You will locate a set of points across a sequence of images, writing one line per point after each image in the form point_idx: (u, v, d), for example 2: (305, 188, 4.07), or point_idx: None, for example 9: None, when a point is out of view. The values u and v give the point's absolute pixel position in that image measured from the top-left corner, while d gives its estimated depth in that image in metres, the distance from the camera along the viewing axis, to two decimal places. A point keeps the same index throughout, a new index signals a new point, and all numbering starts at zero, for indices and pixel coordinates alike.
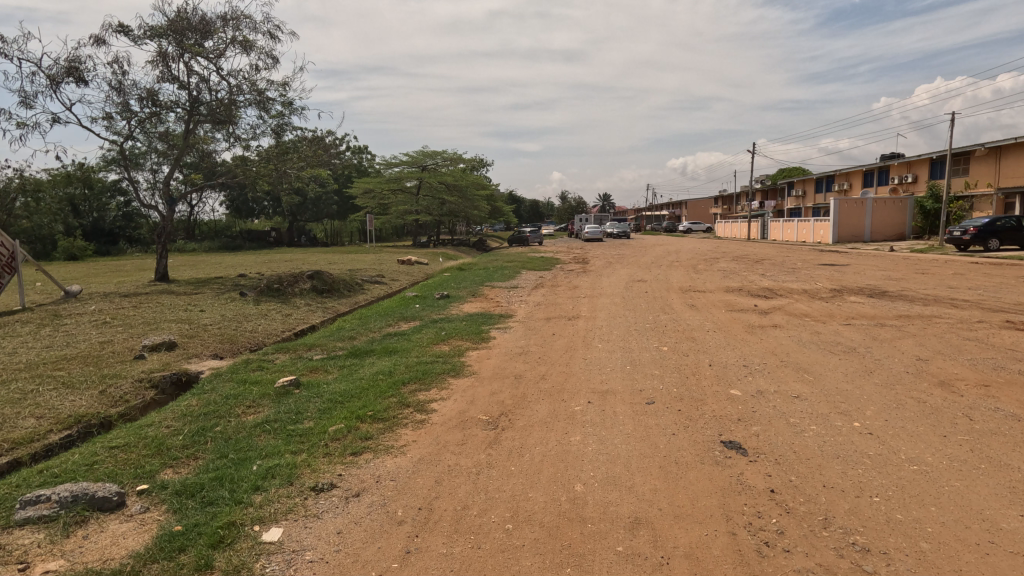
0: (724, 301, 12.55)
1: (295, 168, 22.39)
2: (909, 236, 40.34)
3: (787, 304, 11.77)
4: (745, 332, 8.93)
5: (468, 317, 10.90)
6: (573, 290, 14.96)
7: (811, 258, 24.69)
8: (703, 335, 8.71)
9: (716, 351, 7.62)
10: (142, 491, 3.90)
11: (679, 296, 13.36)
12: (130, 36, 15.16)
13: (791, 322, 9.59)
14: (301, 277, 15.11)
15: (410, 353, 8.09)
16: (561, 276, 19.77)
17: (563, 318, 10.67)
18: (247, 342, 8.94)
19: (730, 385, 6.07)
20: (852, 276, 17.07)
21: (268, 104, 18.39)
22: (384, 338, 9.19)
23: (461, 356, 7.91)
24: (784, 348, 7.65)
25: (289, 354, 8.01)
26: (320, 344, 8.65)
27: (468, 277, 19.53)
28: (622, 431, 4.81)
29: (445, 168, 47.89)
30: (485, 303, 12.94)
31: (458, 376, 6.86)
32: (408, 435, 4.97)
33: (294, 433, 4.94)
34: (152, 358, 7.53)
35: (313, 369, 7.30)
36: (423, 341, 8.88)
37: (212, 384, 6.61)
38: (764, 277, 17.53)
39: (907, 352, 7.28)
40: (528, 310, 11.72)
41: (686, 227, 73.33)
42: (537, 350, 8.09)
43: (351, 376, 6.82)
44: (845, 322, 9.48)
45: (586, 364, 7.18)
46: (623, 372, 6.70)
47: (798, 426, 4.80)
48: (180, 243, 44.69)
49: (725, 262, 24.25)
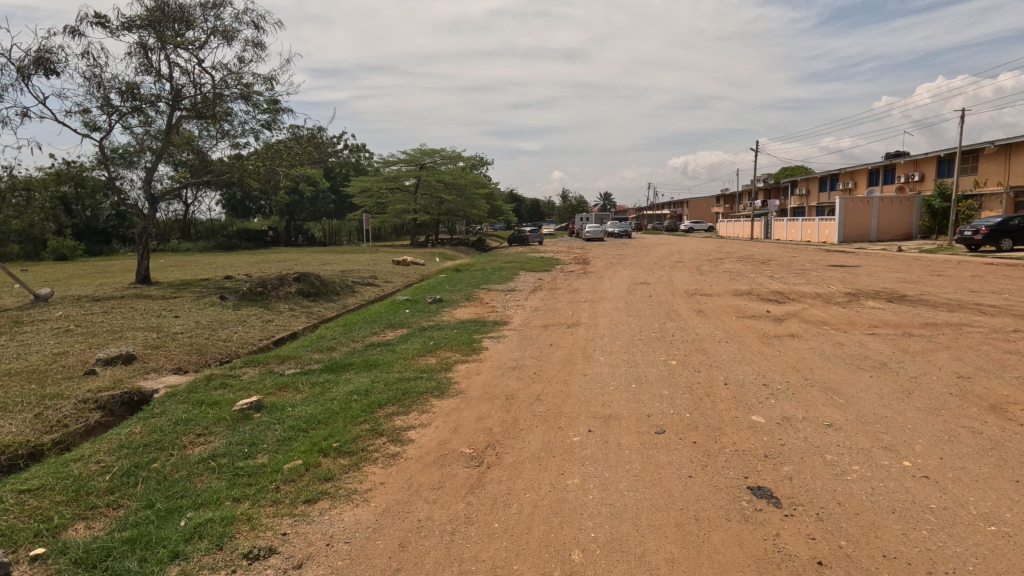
0: (733, 306, 11.79)
1: (285, 165, 21.51)
2: (917, 236, 39.50)
3: (801, 310, 10.99)
4: (760, 342, 8.18)
5: (460, 324, 10.15)
6: (573, 294, 14.19)
7: (819, 260, 23.93)
8: (714, 346, 7.97)
9: (730, 366, 6.87)
10: (35, 557, 3.15)
11: (685, 301, 12.59)
12: (108, 27, 14.41)
13: (809, 331, 8.82)
14: (287, 280, 14.36)
15: (392, 367, 7.35)
16: (561, 278, 19.00)
17: (562, 326, 9.90)
18: (216, 354, 8.19)
19: (751, 409, 5.32)
20: (865, 278, 16.31)
21: (255, 98, 17.64)
22: (366, 349, 8.43)
23: (448, 371, 7.15)
24: (807, 362, 6.89)
25: (258, 369, 7.26)
26: (294, 356, 7.89)
27: (464, 279, 18.79)
28: (628, 471, 4.07)
29: (444, 166, 47.12)
30: (479, 308, 12.18)
31: (442, 397, 6.10)
32: (375, 475, 4.22)
33: (242, 473, 4.19)
34: (103, 375, 6.77)
35: (282, 387, 6.56)
36: (408, 352, 8.17)
37: (163, 406, 5.84)
38: (773, 279, 16.75)
39: (945, 368, 6.50)
40: (525, 316, 10.98)
41: (687, 226, 72.51)
42: (531, 364, 7.32)
43: (322, 398, 6.08)
44: (868, 331, 8.70)
45: (586, 381, 6.44)
46: (628, 392, 5.96)
47: (837, 467, 4.04)
48: (175, 242, 43.96)
49: (730, 262, 23.45)
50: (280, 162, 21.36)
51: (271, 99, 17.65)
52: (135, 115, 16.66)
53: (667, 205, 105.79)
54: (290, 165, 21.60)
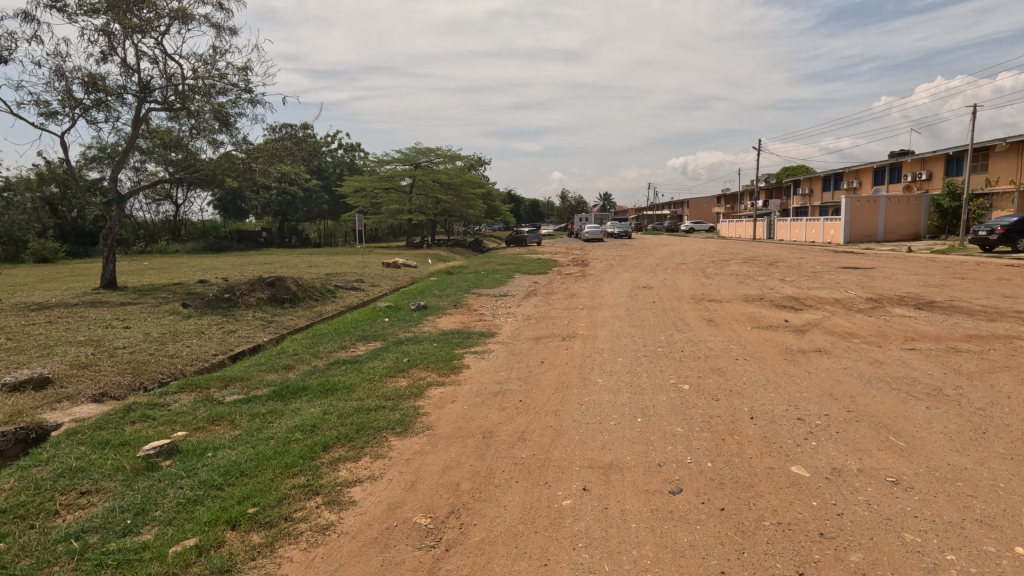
0: (746, 314, 10.67)
1: (263, 163, 20.04)
2: (925, 236, 38.44)
3: (822, 319, 9.86)
4: (783, 358, 7.09)
5: (441, 336, 9.00)
6: (570, 300, 13.06)
7: (828, 261, 22.89)
8: (731, 365, 6.84)
9: (753, 391, 5.76)
10: None
11: (693, 308, 11.44)
12: (65, 11, 13.39)
13: (838, 346, 7.69)
14: (259, 284, 13.29)
15: (352, 393, 6.22)
16: (558, 282, 17.88)
17: (556, 338, 8.77)
18: (155, 375, 7.08)
19: (788, 457, 4.18)
20: (883, 281, 15.24)
21: (229, 91, 16.50)
22: (329, 368, 7.30)
23: (417, 398, 6.01)
24: (845, 387, 5.76)
25: (195, 395, 6.12)
26: (242, 378, 6.75)
27: (456, 282, 17.72)
28: (636, 565, 2.95)
29: (439, 165, 45.89)
30: (465, 316, 11.06)
31: (405, 435, 4.96)
32: (291, 565, 3.09)
33: (108, 564, 3.06)
34: (3, 405, 5.64)
35: (214, 421, 5.42)
36: (376, 372, 7.08)
37: (55, 447, 4.68)
38: (785, 283, 15.62)
39: (1015, 396, 5.38)
40: (515, 326, 9.88)
41: (688, 226, 71.45)
42: (517, 390, 6.17)
43: (256, 436, 4.94)
44: (906, 345, 7.60)
45: (582, 413, 5.34)
46: (633, 430, 4.83)
47: (925, 558, 2.92)
48: (164, 244, 42.87)
49: (736, 264, 22.25)
50: (257, 158, 19.95)
51: (246, 91, 16.51)
52: (100, 108, 15.55)
53: (667, 205, 104.89)
54: (269, 162, 20.15)
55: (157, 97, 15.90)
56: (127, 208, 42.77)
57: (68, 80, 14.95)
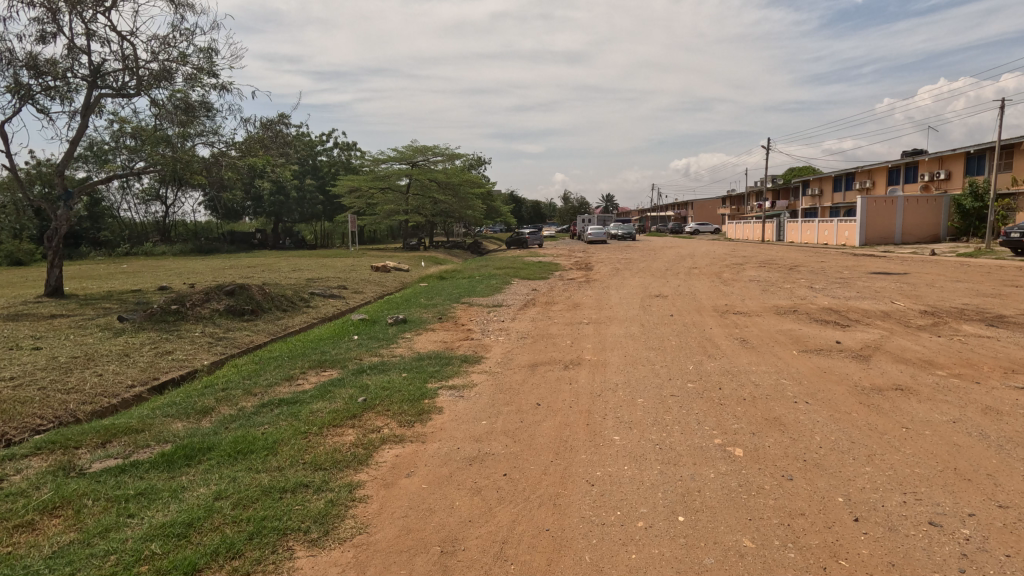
0: (786, 332, 8.87)
1: (232, 158, 17.67)
2: (945, 238, 36.65)
3: (880, 340, 8.07)
4: (857, 401, 5.31)
5: (415, 363, 7.26)
6: (573, 311, 11.32)
7: (853, 265, 21.10)
8: (791, 413, 5.06)
9: (839, 463, 3.99)
10: None
11: (720, 323, 9.66)
12: None
13: (923, 382, 5.87)
14: (217, 293, 11.68)
15: (272, 456, 4.44)
16: (560, 288, 16.15)
17: (556, 366, 7.01)
18: (30, 421, 5.38)
19: None
20: (929, 290, 13.47)
21: (193, 77, 14.73)
22: (258, 413, 5.54)
23: (359, 470, 4.23)
24: (972, 458, 3.98)
25: (53, 460, 4.38)
26: (134, 430, 5.01)
27: (447, 289, 16.03)
28: None
29: (438, 165, 44.14)
30: (450, 333, 9.31)
31: (320, 550, 3.20)
32: None
33: None
34: None
35: (52, 511, 3.67)
36: (318, 419, 5.32)
37: None
38: (817, 291, 13.83)
39: None
40: (507, 347, 8.14)
41: (693, 228, 69.74)
42: (502, 455, 4.40)
43: (90, 550, 3.18)
44: (1014, 381, 5.81)
45: (593, 504, 3.57)
46: (676, 545, 3.08)
47: None
48: (150, 245, 41.25)
49: (754, 269, 20.47)
50: (226, 150, 17.53)
51: (211, 75, 14.74)
52: (49, 95, 13.93)
53: (671, 207, 103.09)
54: (240, 154, 17.79)
55: (110, 83, 14.05)
56: (113, 208, 41.24)
57: (13, 66, 13.41)
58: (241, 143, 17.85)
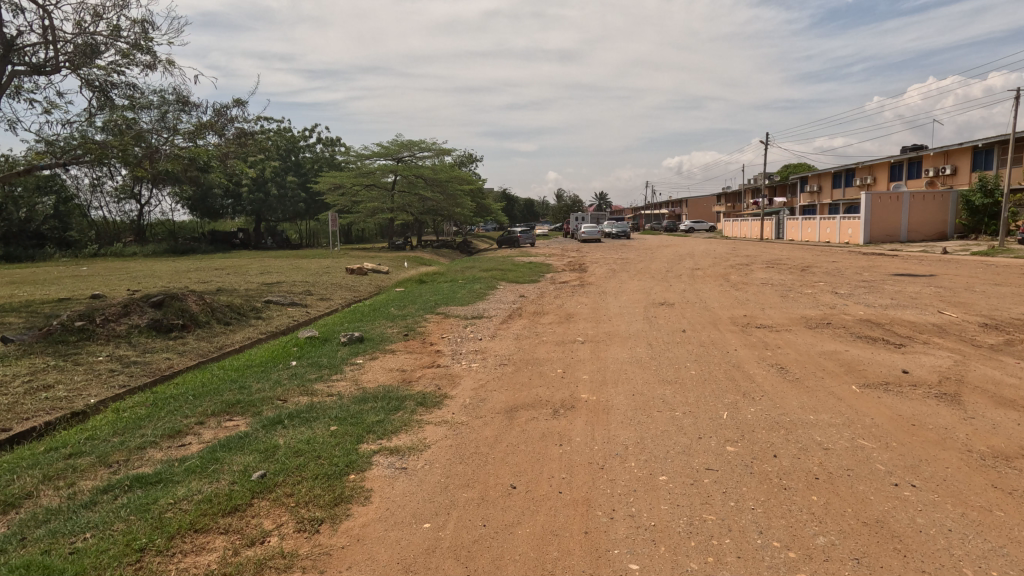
0: (830, 355, 7.10)
1: (174, 145, 14.82)
2: (952, 235, 35.15)
3: (958, 369, 6.29)
4: (990, 486, 3.52)
5: (351, 409, 5.36)
6: (565, 325, 9.54)
7: (869, 266, 19.45)
8: (898, 510, 3.28)
9: None
10: None
11: (744, 343, 7.89)
12: None
13: None
14: (141, 306, 9.73)
15: None
16: (551, 294, 14.38)
17: (542, 415, 5.15)
18: None
19: None
20: (971, 295, 11.80)
21: (124, 52, 12.74)
22: (86, 507, 3.65)
23: None
24: None
25: None
26: None
27: (425, 295, 14.22)
28: None
29: (424, 160, 42.02)
30: (411, 358, 7.49)
31: None
32: None
33: None
34: None
35: None
36: (174, 520, 3.45)
37: None
38: (844, 297, 12.09)
39: None
40: (479, 381, 6.29)
41: (687, 226, 68.25)
42: None
43: None
44: None
45: None
46: None
47: None
48: (123, 245, 39.16)
49: (762, 270, 18.81)
50: (173, 139, 14.96)
51: (146, 48, 12.74)
52: None
53: (665, 205, 101.77)
54: (186, 143, 15.02)
55: (27, 58, 12.02)
56: (84, 207, 39.13)
57: None
58: (190, 133, 15.22)
